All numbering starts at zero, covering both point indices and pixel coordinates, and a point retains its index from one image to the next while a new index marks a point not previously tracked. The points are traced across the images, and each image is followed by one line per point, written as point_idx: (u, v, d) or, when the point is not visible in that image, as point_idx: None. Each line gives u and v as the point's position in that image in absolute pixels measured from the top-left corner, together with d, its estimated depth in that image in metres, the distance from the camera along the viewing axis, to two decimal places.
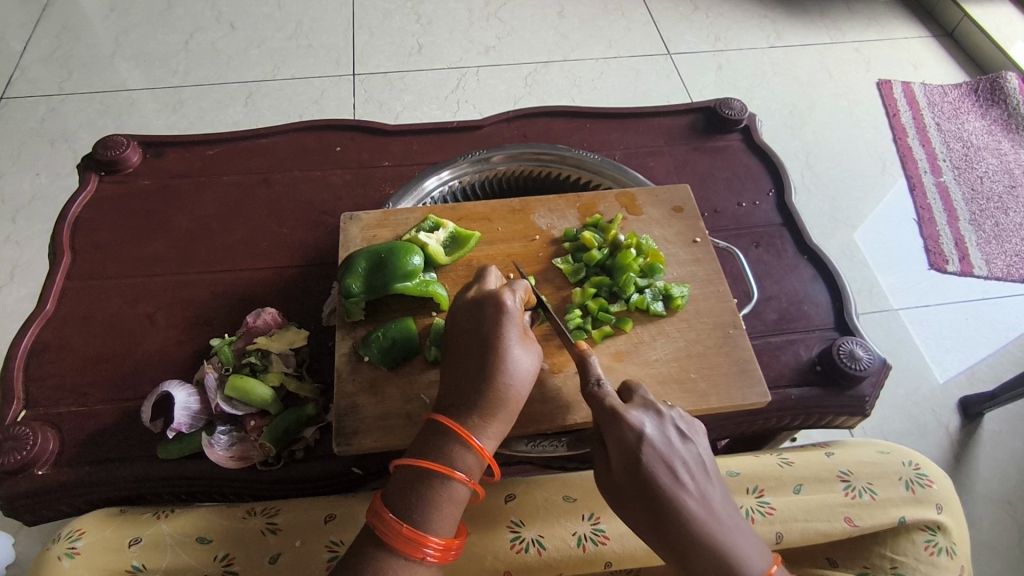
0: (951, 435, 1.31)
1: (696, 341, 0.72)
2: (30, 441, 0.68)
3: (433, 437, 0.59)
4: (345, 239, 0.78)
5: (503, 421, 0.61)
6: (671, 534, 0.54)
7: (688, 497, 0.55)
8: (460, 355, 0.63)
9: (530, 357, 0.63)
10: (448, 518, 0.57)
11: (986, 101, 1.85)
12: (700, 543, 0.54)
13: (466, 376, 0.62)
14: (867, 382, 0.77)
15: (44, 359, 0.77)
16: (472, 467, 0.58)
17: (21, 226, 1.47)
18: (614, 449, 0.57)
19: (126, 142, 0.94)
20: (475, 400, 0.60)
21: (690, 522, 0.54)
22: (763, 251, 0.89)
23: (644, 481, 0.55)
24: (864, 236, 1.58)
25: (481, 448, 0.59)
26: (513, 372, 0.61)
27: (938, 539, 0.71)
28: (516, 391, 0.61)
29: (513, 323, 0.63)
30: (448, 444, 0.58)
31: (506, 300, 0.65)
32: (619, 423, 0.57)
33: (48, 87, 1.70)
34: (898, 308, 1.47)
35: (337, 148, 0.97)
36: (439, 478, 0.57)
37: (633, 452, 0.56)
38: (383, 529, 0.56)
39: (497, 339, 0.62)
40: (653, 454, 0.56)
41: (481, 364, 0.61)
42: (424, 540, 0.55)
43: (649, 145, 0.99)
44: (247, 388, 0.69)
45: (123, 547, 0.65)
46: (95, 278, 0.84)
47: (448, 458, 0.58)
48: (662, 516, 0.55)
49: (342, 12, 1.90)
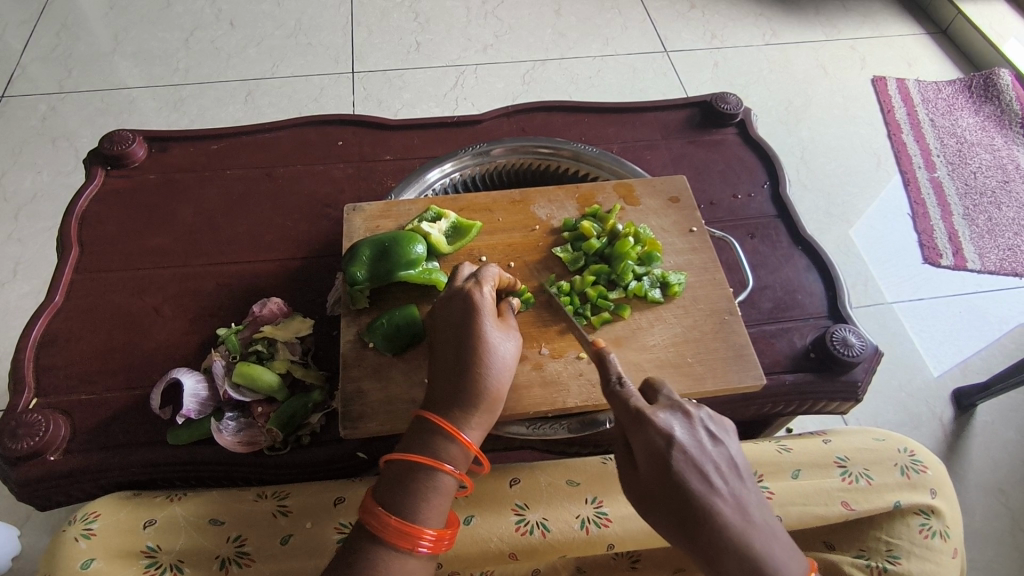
0: (944, 425, 1.33)
1: (693, 326, 0.74)
2: (43, 427, 0.70)
3: (419, 432, 0.61)
4: (349, 230, 0.79)
5: (487, 414, 0.63)
6: (702, 540, 0.55)
7: (721, 502, 0.56)
8: (439, 353, 0.65)
9: (507, 348, 0.65)
10: (439, 510, 0.59)
11: (980, 97, 1.87)
12: (734, 549, 0.55)
13: (445, 376, 0.63)
14: (860, 367, 0.79)
15: (54, 349, 0.78)
16: (456, 459, 0.61)
17: (23, 223, 1.48)
18: (641, 452, 0.57)
19: (131, 137, 0.95)
20: (456, 395, 0.62)
21: (726, 528, 0.55)
22: (758, 242, 0.91)
23: (675, 489, 0.55)
24: (858, 231, 1.60)
25: (468, 442, 0.61)
26: (490, 366, 0.63)
27: (931, 522, 0.73)
28: (497, 385, 0.63)
29: (487, 319, 0.65)
30: (435, 440, 0.60)
31: (477, 296, 0.66)
32: (648, 428, 0.56)
33: (48, 85, 1.71)
34: (892, 302, 1.49)
35: (339, 142, 0.99)
36: (426, 469, 0.59)
37: (662, 458, 0.56)
38: (374, 524, 0.57)
39: (472, 333, 0.64)
40: (682, 459, 0.56)
41: (460, 362, 0.63)
42: (419, 533, 0.57)
43: (646, 139, 1.01)
44: (254, 375, 0.71)
45: (138, 528, 0.67)
46: (103, 270, 0.86)
47: (433, 450, 0.60)
48: (697, 523, 0.55)
49: (341, 11, 1.91)
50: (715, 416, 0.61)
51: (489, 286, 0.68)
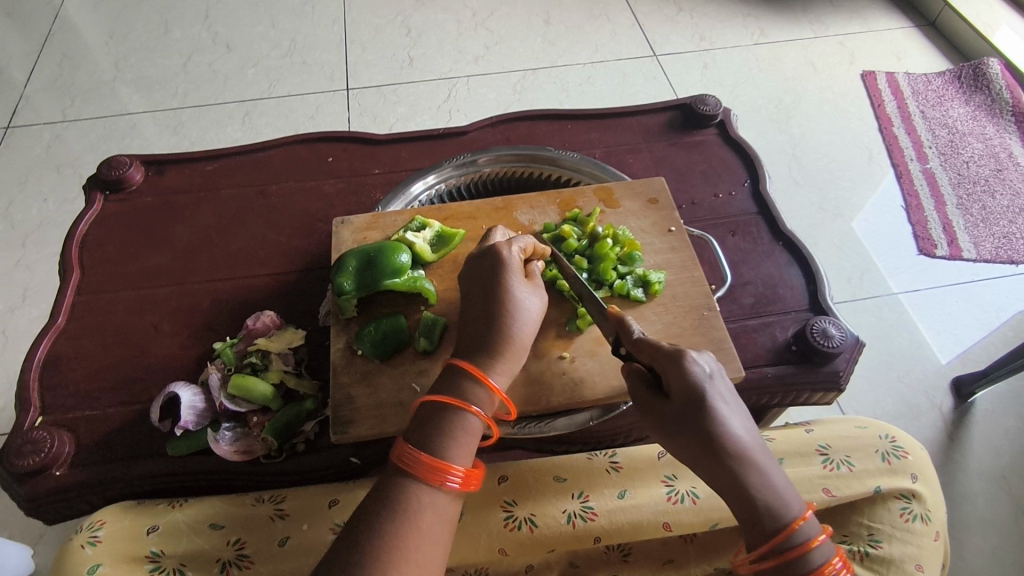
0: (944, 416, 1.34)
1: (673, 323, 0.76)
2: (48, 444, 0.73)
3: (449, 378, 0.63)
4: (337, 242, 0.82)
5: (512, 362, 0.66)
6: (725, 462, 0.57)
7: (742, 427, 0.59)
8: (470, 308, 0.69)
9: (532, 303, 0.68)
10: (467, 449, 0.60)
11: (970, 87, 1.88)
12: (753, 468, 0.57)
13: (474, 327, 0.67)
14: (841, 357, 0.80)
15: (57, 369, 0.81)
16: (483, 401, 0.62)
17: (31, 249, 1.52)
18: (674, 382, 0.60)
19: (129, 162, 0.99)
20: (484, 344, 0.65)
21: (747, 451, 0.58)
22: (740, 239, 0.92)
23: (707, 415, 0.58)
24: (864, 222, 1.61)
25: (496, 389, 0.63)
26: (516, 318, 0.67)
27: (913, 506, 0.74)
28: (522, 335, 0.66)
29: (514, 276, 0.68)
30: (464, 382, 0.63)
31: (505, 253, 0.69)
32: (681, 357, 0.60)
33: (52, 114, 1.76)
34: (901, 292, 1.50)
35: (329, 158, 1.02)
36: (454, 410, 0.61)
37: (695, 389, 0.59)
38: (405, 459, 0.58)
39: (502, 288, 0.67)
40: (715, 387, 0.59)
41: (489, 315, 0.66)
42: (448, 467, 0.58)
43: (628, 143, 1.03)
44: (248, 386, 0.73)
45: (140, 534, 0.69)
46: (104, 291, 0.89)
47: (460, 392, 0.62)
48: (722, 445, 0.57)
49: (335, 29, 1.95)
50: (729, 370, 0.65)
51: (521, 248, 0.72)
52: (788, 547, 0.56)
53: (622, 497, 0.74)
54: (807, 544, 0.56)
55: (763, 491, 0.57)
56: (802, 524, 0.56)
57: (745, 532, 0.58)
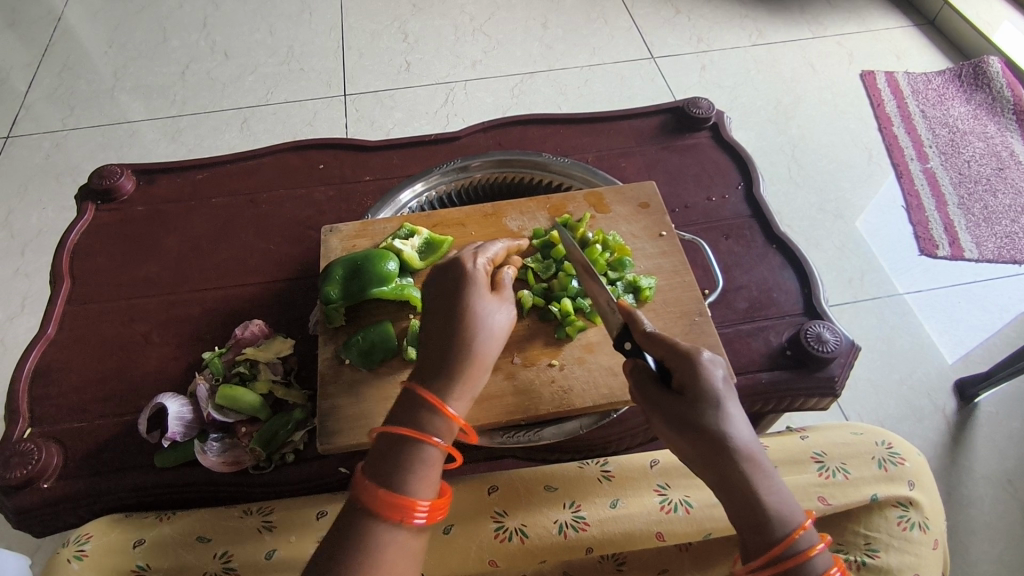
0: (947, 418, 1.32)
1: (664, 329, 0.75)
2: (36, 456, 0.73)
3: (406, 407, 0.60)
4: (326, 251, 0.82)
5: (474, 377, 0.62)
6: (732, 462, 0.56)
7: (749, 431, 0.58)
8: (431, 321, 0.66)
9: (497, 316, 0.65)
10: (430, 483, 0.57)
11: (971, 86, 1.86)
12: (760, 470, 0.56)
13: (433, 342, 0.64)
14: (836, 362, 0.79)
15: (46, 380, 0.81)
16: (444, 431, 0.59)
17: (29, 258, 1.52)
18: (685, 379, 0.58)
19: (120, 171, 0.99)
20: (443, 359, 0.62)
21: (754, 453, 0.57)
22: (733, 242, 0.91)
23: (717, 414, 0.57)
24: (865, 222, 1.60)
25: (455, 416, 0.60)
26: (477, 331, 0.64)
27: (910, 514, 0.72)
28: (485, 348, 0.63)
29: (476, 287, 0.66)
30: (422, 412, 0.59)
31: (468, 264, 0.68)
32: (695, 355, 0.59)
33: (51, 123, 1.76)
34: (904, 292, 1.49)
35: (320, 166, 1.01)
36: (413, 443, 0.58)
37: (709, 386, 0.57)
38: (364, 498, 0.55)
39: (463, 299, 0.65)
40: (726, 388, 0.59)
41: (448, 328, 0.64)
42: (412, 504, 0.55)
43: (620, 147, 1.03)
44: (236, 396, 0.72)
45: (128, 547, 0.69)
46: (94, 301, 0.88)
47: (418, 423, 0.59)
48: (730, 445, 0.56)
49: (332, 35, 1.96)
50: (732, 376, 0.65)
51: (484, 261, 0.70)
52: (791, 554, 0.54)
53: (614, 506, 0.72)
54: (808, 551, 0.54)
55: (769, 494, 0.55)
56: (800, 532, 0.55)
57: (745, 536, 0.56)
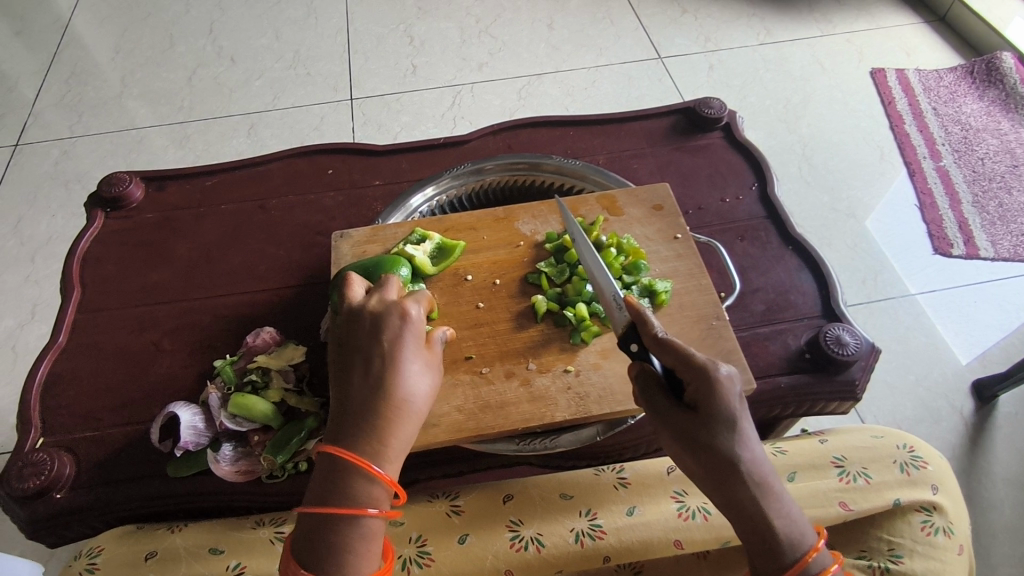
0: (965, 419, 1.30)
1: (681, 333, 0.74)
2: (48, 466, 0.72)
3: (331, 480, 0.57)
4: (337, 257, 0.81)
5: (401, 442, 0.59)
6: (744, 487, 0.54)
7: (761, 452, 0.56)
8: (358, 375, 0.61)
9: (425, 375, 0.62)
10: (373, 552, 0.56)
11: (983, 82, 1.84)
12: (771, 494, 0.55)
13: (357, 398, 0.60)
14: (856, 365, 0.78)
15: (58, 389, 0.81)
16: (377, 498, 0.57)
17: (39, 265, 1.53)
18: (700, 396, 0.55)
19: (129, 178, 0.99)
20: (369, 420, 0.58)
21: (764, 475, 0.55)
22: (749, 244, 0.90)
23: (730, 436, 0.55)
24: (872, 227, 1.58)
25: (384, 480, 0.57)
26: (405, 390, 0.60)
27: (934, 519, 0.71)
28: (414, 411, 0.60)
29: (411, 341, 0.62)
30: (348, 484, 0.56)
31: (411, 314, 0.63)
32: (713, 373, 0.55)
33: (60, 131, 1.77)
34: (916, 293, 1.47)
35: (329, 170, 1.01)
36: (345, 520, 0.55)
37: (724, 404, 0.55)
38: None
39: (399, 355, 0.61)
40: (740, 405, 0.56)
41: (377, 385, 0.60)
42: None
43: (632, 148, 1.02)
44: (248, 405, 0.71)
45: (139, 560, 0.68)
46: (105, 309, 0.88)
47: (345, 497, 0.56)
48: (741, 469, 0.54)
49: (338, 39, 1.96)
50: None
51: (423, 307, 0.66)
52: None
53: (631, 514, 0.71)
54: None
55: (780, 518, 0.54)
56: (813, 555, 0.55)
57: (752, 557, 0.56)
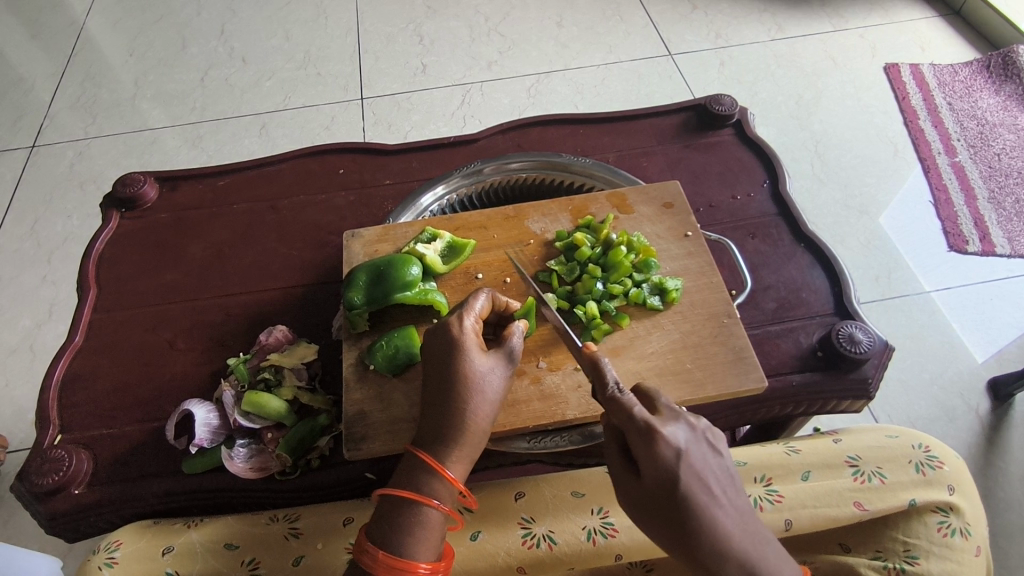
0: (981, 418, 1.29)
1: (691, 332, 0.73)
2: (67, 462, 0.73)
3: (409, 470, 0.60)
4: (348, 256, 0.81)
5: (470, 446, 0.61)
6: (701, 551, 0.54)
7: (723, 516, 0.55)
8: (428, 389, 0.63)
9: (491, 377, 0.63)
10: (430, 544, 0.57)
11: (1000, 77, 1.81)
12: (733, 556, 0.54)
13: (430, 414, 0.62)
14: (869, 363, 0.77)
15: (75, 387, 0.82)
16: (442, 493, 0.59)
17: (56, 265, 1.55)
18: (643, 461, 0.56)
19: (143, 179, 1.00)
20: (443, 433, 0.60)
21: (725, 540, 0.54)
22: (760, 242, 0.89)
23: (679, 505, 0.54)
24: (886, 221, 1.56)
25: (454, 479, 0.59)
26: (471, 405, 0.61)
27: (951, 520, 0.70)
28: (478, 417, 0.61)
29: (468, 349, 0.63)
30: (424, 477, 0.59)
31: (454, 329, 0.64)
32: (653, 441, 0.55)
33: (75, 133, 1.79)
34: (930, 291, 1.45)
35: (340, 170, 1.01)
36: (413, 505, 0.57)
37: (669, 471, 0.55)
38: (368, 561, 0.56)
39: (455, 368, 0.62)
40: (686, 466, 0.55)
41: (441, 396, 0.61)
42: (414, 568, 0.56)
43: (642, 146, 1.01)
44: (262, 402, 0.72)
45: (157, 555, 0.69)
46: (120, 309, 0.89)
47: (420, 487, 0.58)
48: (695, 536, 0.54)
49: (348, 39, 1.97)
50: (709, 428, 0.59)
51: (474, 317, 0.66)
52: None
53: None
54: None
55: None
56: None
57: None
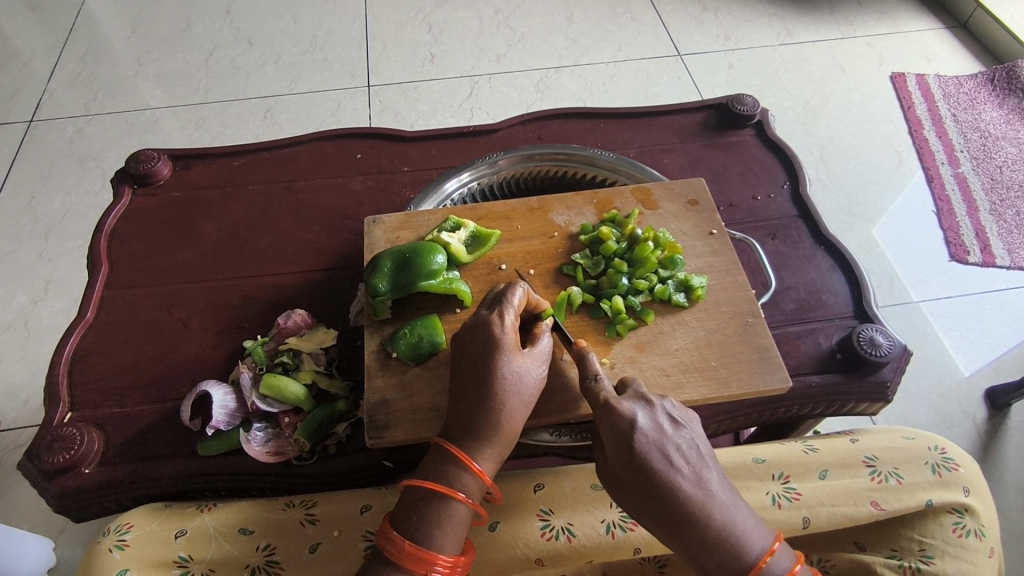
0: (977, 426, 1.30)
1: (716, 329, 0.73)
2: (78, 441, 0.72)
3: (436, 461, 0.60)
4: (369, 241, 0.80)
5: (502, 447, 0.60)
6: (668, 517, 0.55)
7: (683, 480, 0.56)
8: (460, 385, 0.62)
9: (527, 378, 0.62)
10: (454, 536, 0.57)
11: (1004, 90, 1.83)
12: (701, 522, 0.55)
13: (461, 412, 0.61)
14: (888, 367, 0.78)
15: (86, 364, 0.80)
16: (471, 487, 0.59)
17: (54, 242, 1.52)
18: (606, 437, 0.59)
19: (157, 156, 0.98)
20: (476, 431, 0.60)
21: (687, 504, 0.55)
22: (780, 243, 0.90)
23: (638, 473, 0.56)
24: (881, 229, 1.58)
25: (482, 473, 0.59)
26: (506, 409, 0.60)
27: (966, 521, 0.70)
28: (513, 419, 0.61)
29: (507, 350, 0.62)
30: (451, 469, 0.59)
31: (496, 330, 0.63)
32: (611, 413, 0.59)
33: (75, 108, 1.76)
34: (919, 301, 1.46)
35: (358, 155, 1.00)
36: (440, 497, 0.58)
37: (625, 440, 0.57)
38: (390, 548, 0.56)
39: (493, 369, 0.61)
40: (645, 439, 0.57)
41: (476, 395, 0.60)
42: (434, 558, 0.56)
43: (664, 143, 1.01)
44: (280, 386, 0.72)
45: (169, 538, 0.68)
46: (132, 287, 0.88)
47: (448, 480, 0.58)
48: (658, 502, 0.56)
49: (356, 25, 1.94)
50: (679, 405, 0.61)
51: (513, 315, 0.65)
52: None
53: None
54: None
55: (713, 541, 0.55)
56: (768, 559, 0.55)
57: None
